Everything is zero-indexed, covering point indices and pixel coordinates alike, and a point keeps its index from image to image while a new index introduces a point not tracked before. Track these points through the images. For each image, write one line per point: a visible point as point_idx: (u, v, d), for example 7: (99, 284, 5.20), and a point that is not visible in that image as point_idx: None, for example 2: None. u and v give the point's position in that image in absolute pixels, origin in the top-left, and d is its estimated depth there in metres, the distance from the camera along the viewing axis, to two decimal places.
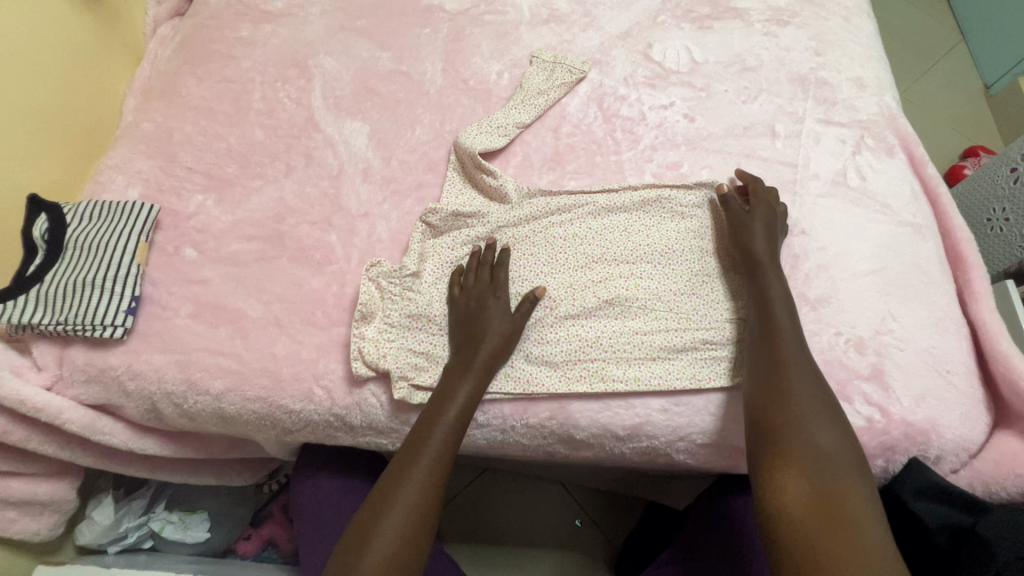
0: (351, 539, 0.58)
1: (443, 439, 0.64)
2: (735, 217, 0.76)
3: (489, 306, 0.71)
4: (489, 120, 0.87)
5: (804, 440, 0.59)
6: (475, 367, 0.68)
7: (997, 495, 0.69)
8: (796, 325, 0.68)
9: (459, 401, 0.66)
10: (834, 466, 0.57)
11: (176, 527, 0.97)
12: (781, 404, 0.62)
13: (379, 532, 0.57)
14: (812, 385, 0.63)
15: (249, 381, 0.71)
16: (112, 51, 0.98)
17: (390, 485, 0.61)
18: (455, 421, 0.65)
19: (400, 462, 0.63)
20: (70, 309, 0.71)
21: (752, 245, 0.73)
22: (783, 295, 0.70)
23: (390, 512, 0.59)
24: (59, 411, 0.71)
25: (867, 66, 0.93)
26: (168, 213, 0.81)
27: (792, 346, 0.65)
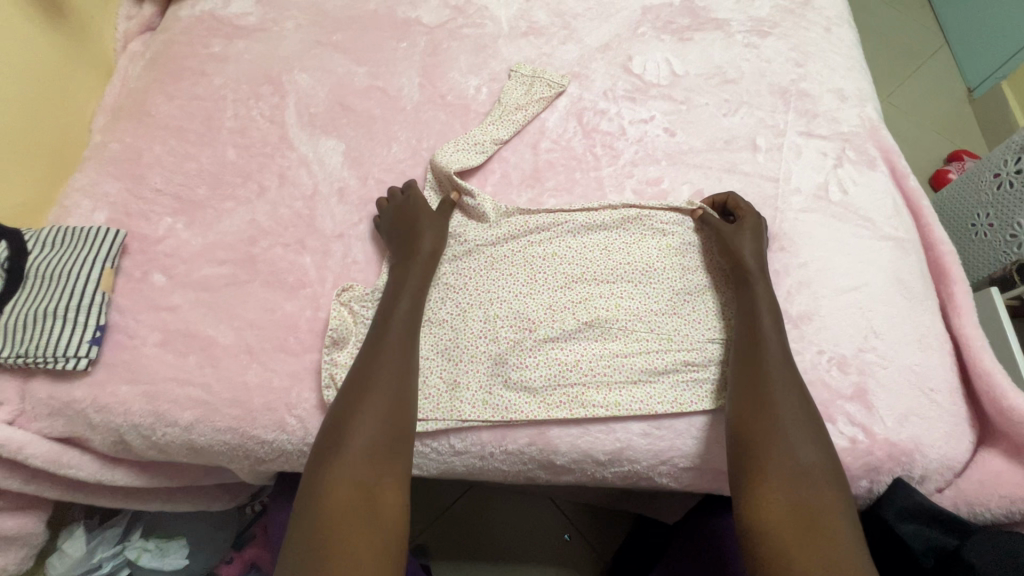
0: (320, 445, 0.60)
1: (400, 331, 0.68)
2: (723, 234, 0.75)
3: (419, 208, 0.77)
4: (467, 136, 0.85)
5: (784, 456, 0.58)
6: (416, 262, 0.73)
7: (982, 516, 0.68)
8: (783, 344, 0.67)
9: (407, 294, 0.71)
10: (816, 484, 0.57)
11: (154, 555, 0.94)
12: (763, 422, 0.61)
13: (350, 439, 0.59)
14: (797, 403, 0.62)
15: (219, 411, 0.69)
16: (80, 68, 0.95)
17: (356, 380, 0.64)
18: (409, 315, 0.70)
19: (363, 365, 0.65)
20: (31, 340, 0.69)
21: (743, 260, 0.72)
22: (769, 308, 0.69)
23: (361, 409, 0.61)
24: (21, 446, 0.68)
25: (848, 77, 0.92)
26: (136, 238, 0.79)
27: (781, 368, 0.64)
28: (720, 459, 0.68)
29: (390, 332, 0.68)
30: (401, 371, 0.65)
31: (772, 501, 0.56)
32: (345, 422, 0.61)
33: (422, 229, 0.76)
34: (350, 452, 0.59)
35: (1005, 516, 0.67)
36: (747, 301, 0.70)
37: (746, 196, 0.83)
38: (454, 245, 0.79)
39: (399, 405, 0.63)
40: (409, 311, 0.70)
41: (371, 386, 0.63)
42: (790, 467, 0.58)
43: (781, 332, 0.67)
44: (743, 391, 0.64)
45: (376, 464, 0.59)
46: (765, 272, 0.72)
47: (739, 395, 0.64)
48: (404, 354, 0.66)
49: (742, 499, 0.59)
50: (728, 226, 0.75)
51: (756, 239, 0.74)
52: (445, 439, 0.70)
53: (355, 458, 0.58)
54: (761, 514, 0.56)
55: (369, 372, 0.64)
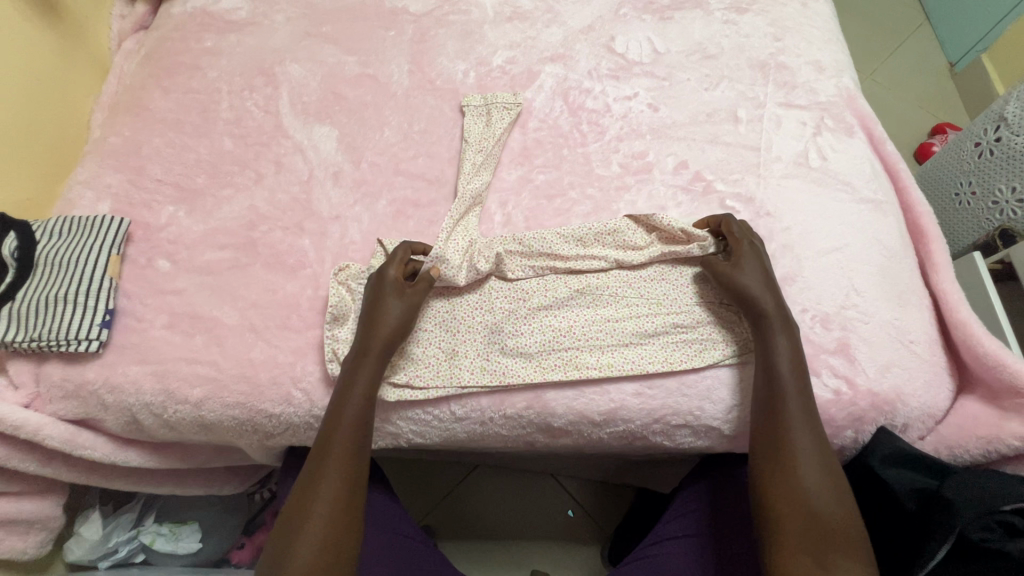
0: (286, 518, 0.61)
1: (360, 397, 0.66)
2: (723, 271, 0.71)
3: (384, 288, 0.70)
4: (460, 197, 0.81)
5: (807, 517, 0.60)
6: (374, 349, 0.68)
7: (961, 458, 0.71)
8: (810, 413, 0.65)
9: (359, 387, 0.66)
10: (844, 544, 0.58)
11: (167, 539, 0.97)
12: (787, 488, 0.61)
13: (309, 524, 0.59)
14: (820, 467, 0.62)
15: (227, 388, 0.72)
16: (76, 67, 0.97)
17: (322, 447, 0.64)
18: (359, 413, 0.65)
19: (313, 465, 0.63)
20: (44, 325, 0.72)
21: (760, 301, 0.68)
22: (790, 350, 0.66)
23: (308, 524, 0.59)
24: (38, 428, 0.71)
25: (824, 49, 0.95)
26: (139, 226, 0.81)
27: (805, 437, 0.63)
28: (711, 415, 0.71)
29: (338, 433, 0.64)
30: (349, 472, 0.63)
31: (797, 569, 0.58)
32: (295, 531, 0.59)
33: (388, 309, 0.69)
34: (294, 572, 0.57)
35: (982, 457, 0.70)
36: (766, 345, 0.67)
37: (729, 165, 0.86)
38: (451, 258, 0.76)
39: (341, 519, 0.61)
40: (361, 409, 0.66)
41: (316, 500, 0.61)
42: (816, 529, 0.59)
43: (807, 396, 0.65)
44: (764, 459, 0.64)
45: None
46: (787, 322, 0.68)
47: (762, 464, 0.64)
48: (362, 415, 0.66)
49: (766, 555, 0.61)
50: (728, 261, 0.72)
51: (759, 270, 0.71)
52: (446, 407, 0.73)
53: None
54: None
55: (316, 477, 0.62)
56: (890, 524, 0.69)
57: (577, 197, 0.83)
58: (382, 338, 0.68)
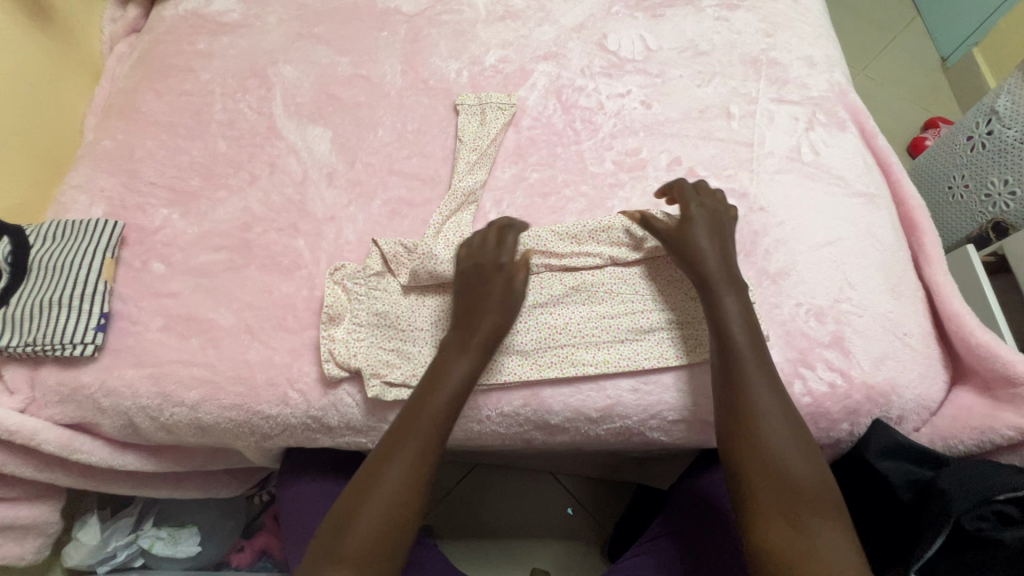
0: (352, 491, 0.61)
1: (456, 386, 0.66)
2: (671, 238, 0.73)
3: (493, 272, 0.70)
4: (451, 193, 0.82)
5: (777, 475, 0.60)
6: (474, 344, 0.67)
7: (955, 450, 0.72)
8: (769, 376, 0.65)
9: (455, 379, 0.66)
10: (816, 501, 0.59)
11: (166, 543, 0.97)
12: (752, 453, 0.62)
13: (369, 507, 0.59)
14: (786, 430, 0.62)
15: (223, 389, 0.72)
16: (69, 70, 0.97)
17: (404, 426, 0.64)
18: (450, 401, 0.65)
19: (392, 440, 0.63)
20: (39, 329, 0.72)
21: (704, 267, 0.70)
22: (740, 311, 0.68)
23: (373, 496, 0.60)
24: (34, 432, 0.71)
25: (816, 45, 0.95)
26: (133, 229, 0.81)
27: (766, 399, 0.64)
28: (708, 410, 0.71)
29: (426, 418, 0.64)
30: (425, 459, 0.62)
31: (775, 535, 0.57)
32: (357, 509, 0.59)
33: (490, 306, 0.69)
34: (353, 544, 0.58)
35: (976, 448, 0.71)
36: (716, 311, 0.69)
37: (722, 161, 0.86)
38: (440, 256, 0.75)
39: (411, 500, 0.61)
40: (453, 399, 0.65)
41: (388, 475, 0.61)
42: (786, 488, 0.59)
43: (763, 360, 0.66)
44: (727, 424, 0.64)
45: (375, 564, 0.58)
46: (733, 282, 0.70)
47: (725, 431, 0.64)
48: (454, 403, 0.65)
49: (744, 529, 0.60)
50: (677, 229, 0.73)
51: (711, 237, 0.72)
52: None
53: (356, 554, 0.57)
54: (768, 548, 0.57)
55: (390, 455, 0.62)
56: (886, 512, 0.70)
57: (571, 194, 0.84)
58: (483, 336, 0.68)
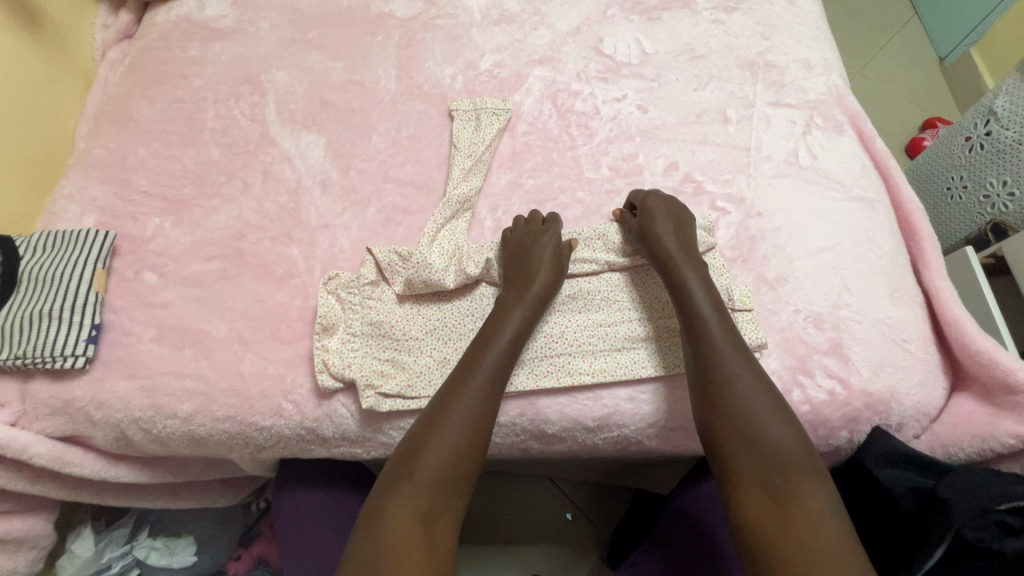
0: (421, 426, 0.62)
1: (513, 330, 0.68)
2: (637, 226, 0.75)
3: (542, 235, 0.75)
4: (446, 200, 0.81)
5: (753, 443, 0.60)
6: (529, 295, 0.71)
7: (955, 457, 0.71)
8: (739, 343, 0.66)
9: (513, 325, 0.68)
10: (792, 467, 0.58)
11: (162, 553, 0.96)
12: (726, 419, 0.62)
13: (437, 438, 0.60)
14: (761, 394, 0.62)
15: (217, 401, 0.71)
16: (60, 78, 0.96)
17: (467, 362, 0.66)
18: (509, 345, 0.67)
19: (456, 378, 0.65)
20: (30, 341, 0.71)
21: (662, 249, 0.72)
22: (701, 284, 0.69)
23: (439, 429, 0.61)
24: (25, 446, 0.70)
25: (813, 47, 0.94)
26: (125, 239, 0.80)
27: (737, 367, 0.63)
28: None
29: (486, 357, 0.66)
30: (488, 395, 0.64)
31: (754, 500, 0.57)
32: (426, 437, 0.61)
33: (543, 262, 0.72)
34: (422, 474, 0.58)
35: (976, 456, 0.70)
36: (680, 290, 0.70)
37: (719, 166, 0.85)
38: (435, 265, 0.74)
39: (476, 435, 0.62)
40: (512, 343, 0.68)
41: (453, 410, 0.62)
42: (761, 456, 0.59)
43: (732, 328, 0.66)
44: (702, 399, 0.64)
45: (440, 497, 0.58)
46: (690, 256, 0.72)
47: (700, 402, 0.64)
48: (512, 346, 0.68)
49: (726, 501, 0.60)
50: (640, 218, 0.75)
51: (667, 222, 0.74)
52: None
53: (423, 483, 0.58)
54: (746, 519, 0.57)
55: (455, 389, 0.63)
56: (887, 526, 0.68)
57: (568, 201, 0.83)
58: (538, 289, 0.71)
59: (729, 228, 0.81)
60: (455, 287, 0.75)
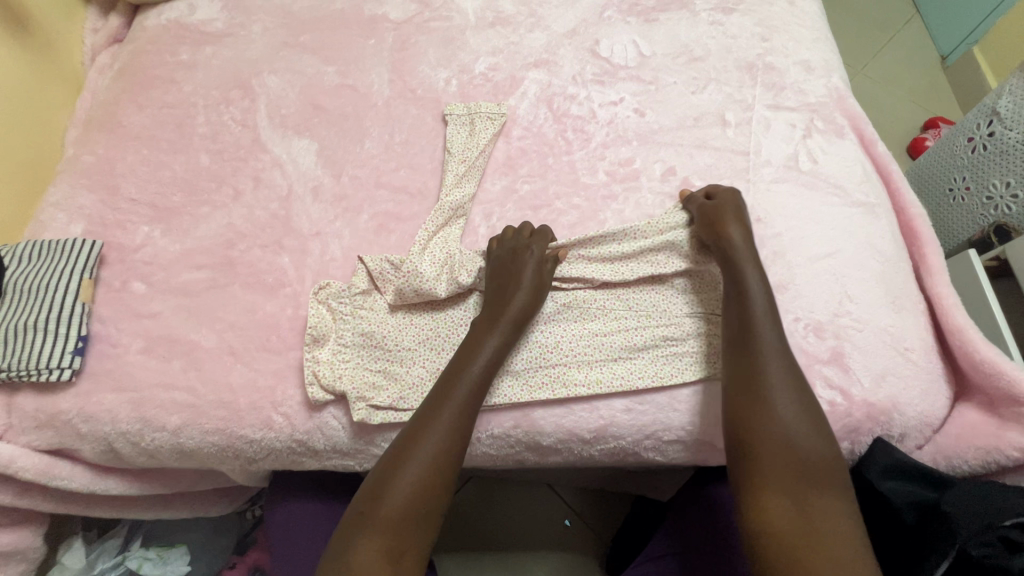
0: (388, 459, 0.62)
1: (487, 358, 0.67)
2: (707, 213, 0.73)
3: (525, 254, 0.72)
4: (438, 207, 0.80)
5: (785, 449, 0.59)
6: (504, 322, 0.69)
7: (959, 469, 0.70)
8: (785, 349, 0.64)
9: (485, 354, 0.67)
10: (818, 478, 0.57)
11: (155, 564, 0.94)
12: (764, 420, 0.60)
13: (403, 476, 0.60)
14: (798, 402, 0.61)
15: (206, 414, 0.70)
16: (50, 84, 0.95)
17: (444, 387, 0.65)
18: (480, 375, 0.66)
19: (427, 411, 0.64)
20: (16, 353, 0.70)
21: (731, 248, 0.70)
22: (762, 286, 0.67)
23: (407, 465, 0.60)
24: (11, 460, 0.69)
25: (813, 49, 0.93)
26: (113, 248, 0.79)
27: (777, 372, 0.62)
28: (704, 430, 0.69)
29: (459, 388, 0.64)
30: (458, 427, 0.63)
31: (776, 508, 0.56)
32: (392, 473, 0.60)
33: (519, 287, 0.70)
34: (386, 513, 0.58)
35: (981, 467, 0.69)
36: (739, 287, 0.67)
37: (717, 170, 0.84)
38: (428, 273, 0.73)
39: (443, 470, 0.61)
40: (483, 373, 0.66)
41: (421, 445, 0.61)
42: (789, 461, 0.58)
43: (781, 333, 0.65)
44: (737, 399, 0.62)
45: (406, 534, 0.58)
46: (755, 258, 0.69)
47: (733, 400, 0.63)
48: (485, 373, 0.66)
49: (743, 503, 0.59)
50: (711, 208, 0.73)
51: (739, 220, 0.72)
52: None
53: (388, 521, 0.58)
54: (759, 521, 0.56)
55: (424, 421, 0.63)
56: (891, 537, 0.67)
57: (563, 207, 0.81)
58: (511, 316, 0.69)
59: None
60: (448, 295, 0.73)
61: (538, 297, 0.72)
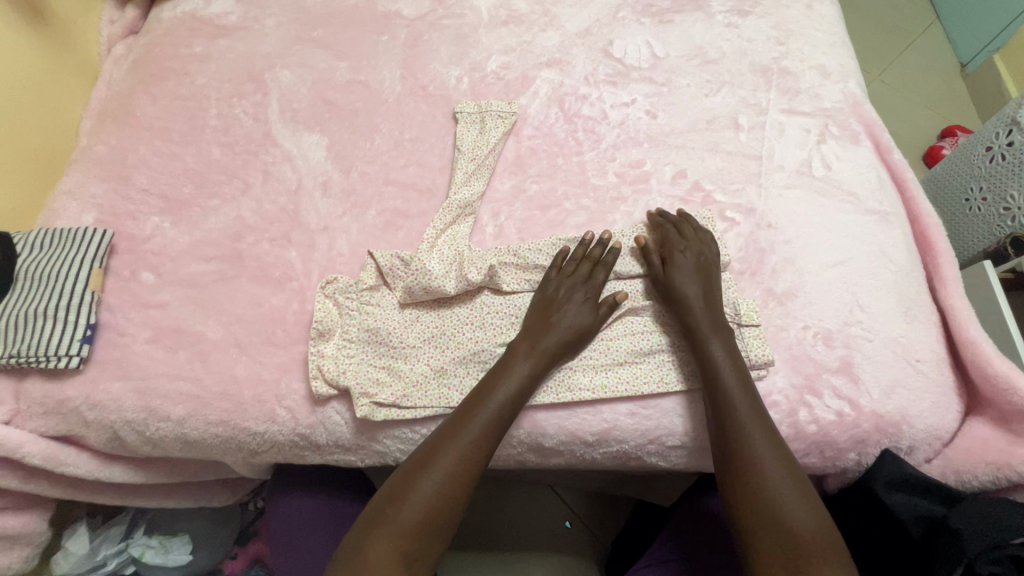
0: (418, 459, 0.62)
1: (516, 380, 0.66)
2: (659, 279, 0.73)
3: (574, 288, 0.71)
4: (446, 205, 0.80)
5: (774, 524, 0.57)
6: (542, 348, 0.68)
7: (969, 484, 0.68)
8: (760, 413, 0.64)
9: (517, 376, 0.66)
10: (813, 552, 0.55)
11: (157, 551, 0.96)
12: (751, 491, 0.60)
13: (424, 483, 0.60)
14: (786, 472, 0.60)
15: (210, 405, 0.70)
16: (67, 74, 0.97)
17: (473, 402, 0.65)
18: (512, 396, 0.65)
19: (443, 433, 0.63)
20: (24, 340, 0.70)
21: (690, 317, 0.69)
22: (728, 356, 0.66)
23: (418, 484, 0.60)
24: (18, 444, 0.70)
25: (830, 53, 0.92)
26: (123, 238, 0.80)
27: (755, 435, 0.62)
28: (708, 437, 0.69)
29: (484, 407, 0.64)
30: (476, 449, 0.62)
31: None
32: (414, 479, 0.60)
33: (564, 317, 0.69)
34: (406, 518, 0.58)
35: (992, 483, 0.67)
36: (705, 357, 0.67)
37: (729, 174, 0.83)
38: (438, 270, 0.73)
39: (461, 487, 0.61)
40: (516, 393, 0.65)
41: (439, 459, 0.61)
42: (781, 535, 0.57)
43: (755, 397, 0.64)
44: (725, 454, 0.63)
45: (422, 537, 0.58)
46: (719, 327, 0.68)
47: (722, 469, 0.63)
48: (515, 396, 0.65)
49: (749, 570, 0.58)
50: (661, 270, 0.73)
51: (689, 279, 0.71)
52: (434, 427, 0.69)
53: (407, 528, 0.58)
54: None
55: (445, 438, 0.63)
56: (894, 549, 0.67)
57: (572, 207, 0.81)
58: (551, 344, 0.68)
59: (737, 239, 0.79)
60: (457, 292, 0.73)
61: (586, 332, 0.70)
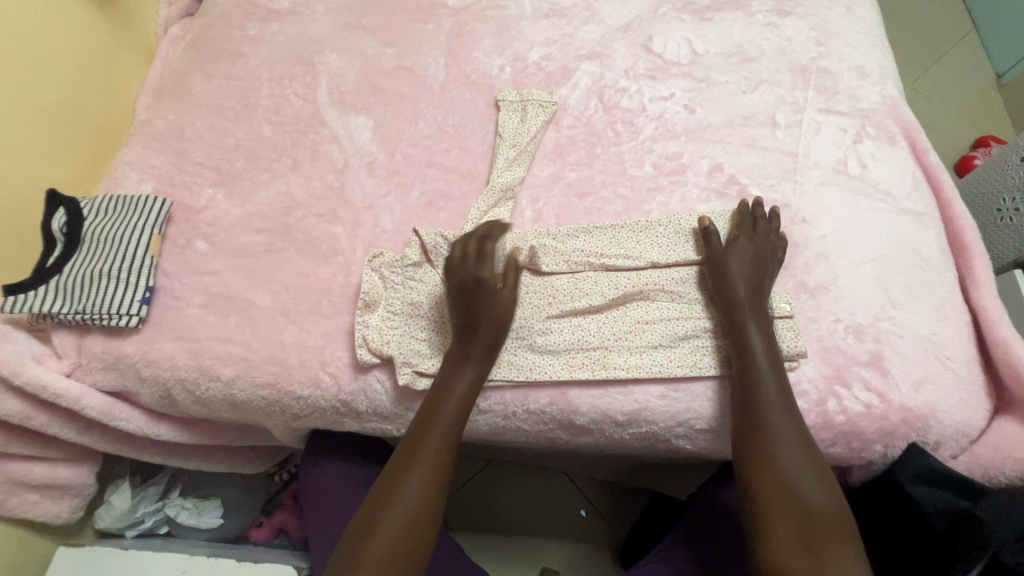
0: (380, 490, 0.64)
1: (462, 393, 0.68)
2: (714, 255, 0.74)
3: (476, 283, 0.71)
4: (489, 189, 0.83)
5: (789, 498, 0.61)
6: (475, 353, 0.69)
7: (995, 480, 0.70)
8: (785, 393, 0.66)
9: (461, 388, 0.68)
10: (823, 521, 0.60)
11: (191, 513, 1.00)
12: (767, 465, 0.62)
13: (394, 507, 0.62)
14: (801, 448, 0.63)
15: (258, 367, 0.73)
16: (128, 52, 1.02)
17: (423, 423, 0.67)
18: (458, 409, 0.67)
19: (402, 456, 0.66)
20: (88, 298, 0.74)
21: (735, 292, 0.71)
22: (764, 339, 0.68)
23: (392, 505, 0.62)
24: (77, 397, 0.74)
25: (869, 55, 0.92)
26: (179, 207, 0.84)
27: (778, 413, 0.64)
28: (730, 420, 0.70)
29: (439, 421, 0.67)
30: (439, 463, 0.65)
31: (788, 552, 0.59)
32: (381, 510, 0.62)
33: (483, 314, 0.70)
34: (379, 549, 0.60)
35: (1019, 480, 0.69)
36: (739, 340, 0.69)
37: (765, 170, 0.84)
38: None
39: (431, 501, 0.64)
40: (463, 405, 0.68)
41: (408, 481, 0.64)
42: (797, 508, 0.60)
43: (783, 378, 0.66)
44: (743, 442, 0.65)
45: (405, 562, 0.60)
46: (760, 312, 0.70)
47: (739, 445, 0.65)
48: (461, 406, 0.68)
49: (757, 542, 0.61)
50: (718, 246, 0.75)
51: (746, 262, 0.72)
52: None
53: (386, 556, 0.60)
54: (772, 558, 0.59)
55: (409, 460, 0.65)
56: (917, 547, 0.67)
57: (609, 196, 0.83)
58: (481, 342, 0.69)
59: None
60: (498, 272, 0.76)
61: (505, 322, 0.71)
